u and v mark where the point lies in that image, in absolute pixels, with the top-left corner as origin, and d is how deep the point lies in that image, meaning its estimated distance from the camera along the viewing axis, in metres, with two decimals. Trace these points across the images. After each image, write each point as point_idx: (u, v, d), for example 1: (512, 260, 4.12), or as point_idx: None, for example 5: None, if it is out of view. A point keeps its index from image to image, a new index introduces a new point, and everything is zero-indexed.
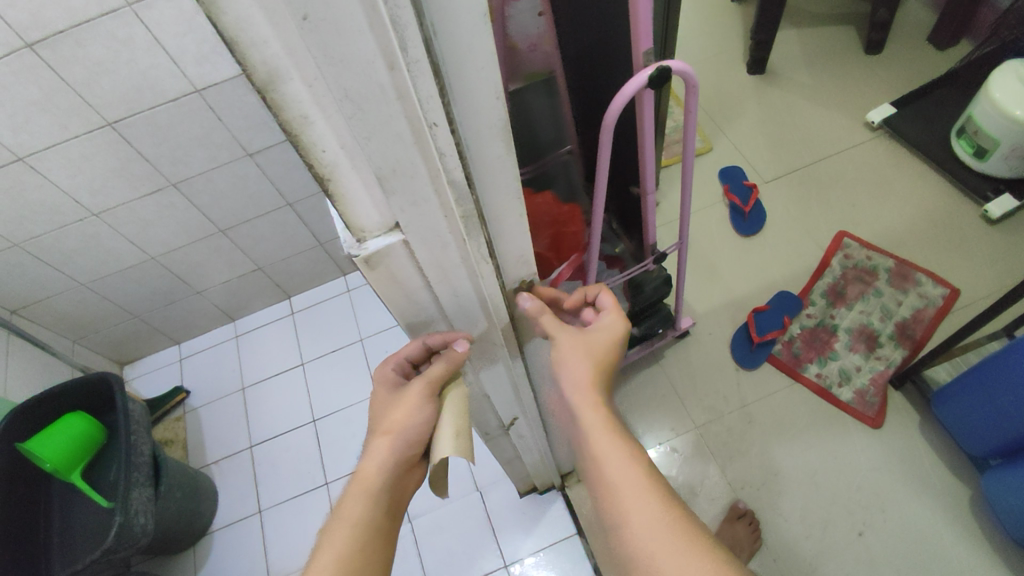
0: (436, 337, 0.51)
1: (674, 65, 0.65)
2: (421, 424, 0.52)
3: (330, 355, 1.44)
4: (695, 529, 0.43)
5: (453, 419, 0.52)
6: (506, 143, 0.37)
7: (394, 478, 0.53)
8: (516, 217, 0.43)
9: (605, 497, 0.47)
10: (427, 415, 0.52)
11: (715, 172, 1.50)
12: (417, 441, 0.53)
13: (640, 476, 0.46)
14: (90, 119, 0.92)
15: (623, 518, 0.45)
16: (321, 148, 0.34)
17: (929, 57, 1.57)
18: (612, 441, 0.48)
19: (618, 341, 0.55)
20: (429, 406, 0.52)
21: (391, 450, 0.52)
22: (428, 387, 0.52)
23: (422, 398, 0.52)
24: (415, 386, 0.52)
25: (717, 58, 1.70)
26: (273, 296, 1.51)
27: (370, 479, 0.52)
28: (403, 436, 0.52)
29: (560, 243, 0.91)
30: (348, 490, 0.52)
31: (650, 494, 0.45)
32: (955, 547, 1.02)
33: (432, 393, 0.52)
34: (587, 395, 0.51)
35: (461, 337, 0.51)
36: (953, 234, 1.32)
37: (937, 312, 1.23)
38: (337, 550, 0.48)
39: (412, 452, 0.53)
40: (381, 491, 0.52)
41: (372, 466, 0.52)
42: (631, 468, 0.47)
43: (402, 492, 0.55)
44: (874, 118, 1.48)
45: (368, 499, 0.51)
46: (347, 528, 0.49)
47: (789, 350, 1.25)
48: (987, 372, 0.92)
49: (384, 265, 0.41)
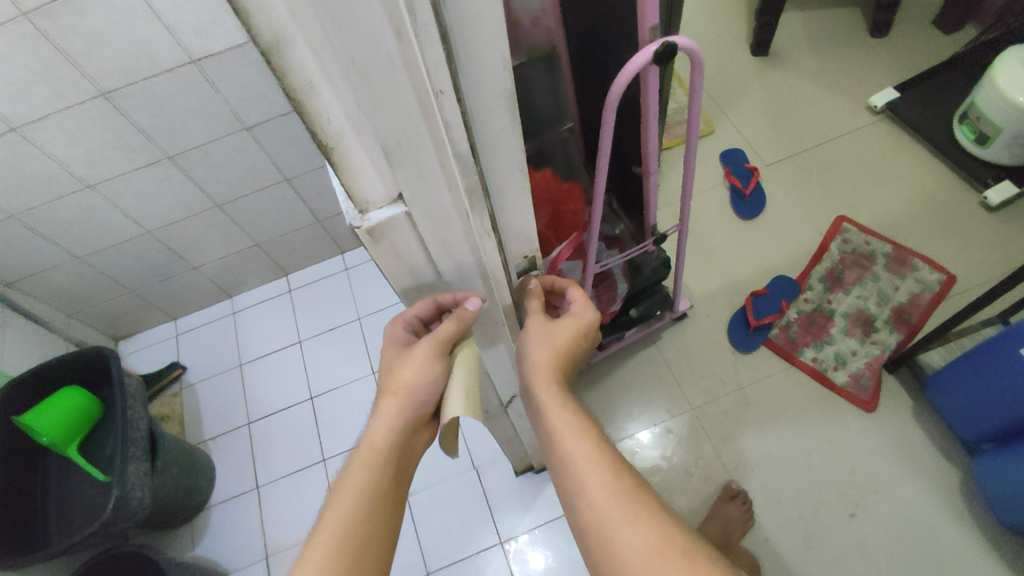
0: (447, 294, 0.49)
1: (681, 40, 0.63)
2: (431, 383, 0.52)
3: (328, 333, 1.44)
4: (644, 499, 0.43)
5: (464, 379, 0.52)
6: (512, 114, 0.36)
7: (402, 439, 0.52)
8: (519, 190, 0.43)
9: (567, 487, 0.45)
10: (437, 374, 0.52)
11: (716, 154, 1.49)
12: (428, 400, 0.53)
13: (599, 461, 0.45)
14: (85, 89, 0.91)
15: (576, 487, 0.45)
16: (326, 117, 0.32)
17: (933, 40, 1.56)
18: (566, 417, 0.49)
19: (583, 331, 0.55)
20: (438, 365, 0.52)
21: (399, 410, 0.52)
22: (439, 346, 0.51)
23: (432, 358, 0.52)
24: (426, 344, 0.51)
25: (721, 39, 1.68)
26: (270, 273, 1.50)
27: (376, 442, 0.51)
28: (412, 395, 0.52)
29: (559, 222, 0.89)
30: (354, 454, 0.51)
31: (604, 469, 0.45)
32: (942, 528, 1.04)
33: (442, 352, 0.52)
34: (545, 374, 0.52)
35: (472, 295, 0.49)
36: (952, 219, 1.32)
37: (934, 297, 1.24)
38: (343, 516, 0.47)
39: (421, 411, 0.53)
40: (389, 453, 0.51)
41: (380, 427, 0.51)
42: (590, 448, 0.46)
43: (410, 454, 0.54)
44: (877, 102, 1.47)
45: (376, 461, 0.50)
46: (354, 489, 0.48)
47: (786, 334, 1.25)
48: (985, 357, 0.92)
49: (386, 239, 0.40)
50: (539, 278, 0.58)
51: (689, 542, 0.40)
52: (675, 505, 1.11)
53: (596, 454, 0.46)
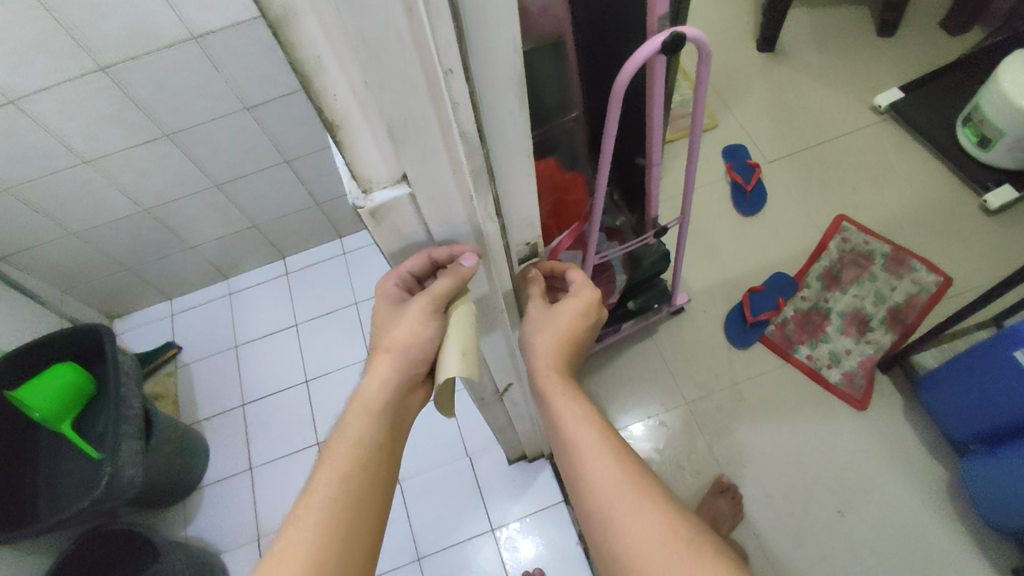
0: (441, 249, 0.44)
1: (689, 31, 0.63)
2: (424, 342, 0.50)
3: (324, 318, 1.43)
4: (648, 484, 0.44)
5: (460, 338, 0.48)
6: (520, 97, 0.36)
7: (396, 398, 0.52)
8: (524, 175, 0.43)
9: (573, 472, 0.47)
10: (431, 333, 0.49)
11: (718, 149, 1.48)
12: (421, 359, 0.51)
13: (605, 447, 0.46)
14: (85, 63, 0.89)
15: (582, 471, 0.46)
16: (332, 93, 0.32)
17: (939, 42, 1.56)
18: (573, 403, 0.50)
19: (584, 315, 0.54)
20: (433, 323, 0.49)
21: (392, 368, 0.50)
22: (433, 303, 0.48)
23: (426, 316, 0.49)
24: (419, 302, 0.48)
25: (727, 33, 1.67)
26: (268, 255, 1.49)
27: (371, 399, 0.51)
28: (406, 354, 0.50)
29: (561, 211, 0.88)
30: (349, 409, 0.51)
31: (610, 454, 0.46)
32: (928, 527, 1.05)
33: (436, 310, 0.49)
34: (550, 361, 0.53)
35: (469, 250, 0.44)
36: (951, 222, 1.32)
37: (930, 298, 1.24)
38: (337, 468, 0.48)
39: (416, 371, 0.52)
40: (383, 410, 0.51)
41: (374, 386, 0.51)
42: (595, 435, 0.47)
43: (404, 412, 0.54)
44: (880, 102, 1.46)
45: (370, 417, 0.51)
46: (347, 447, 0.49)
47: (782, 332, 1.26)
48: (981, 360, 0.92)
49: (388, 219, 0.40)
50: (541, 263, 0.57)
51: (691, 528, 0.41)
52: None
53: (601, 440, 0.47)
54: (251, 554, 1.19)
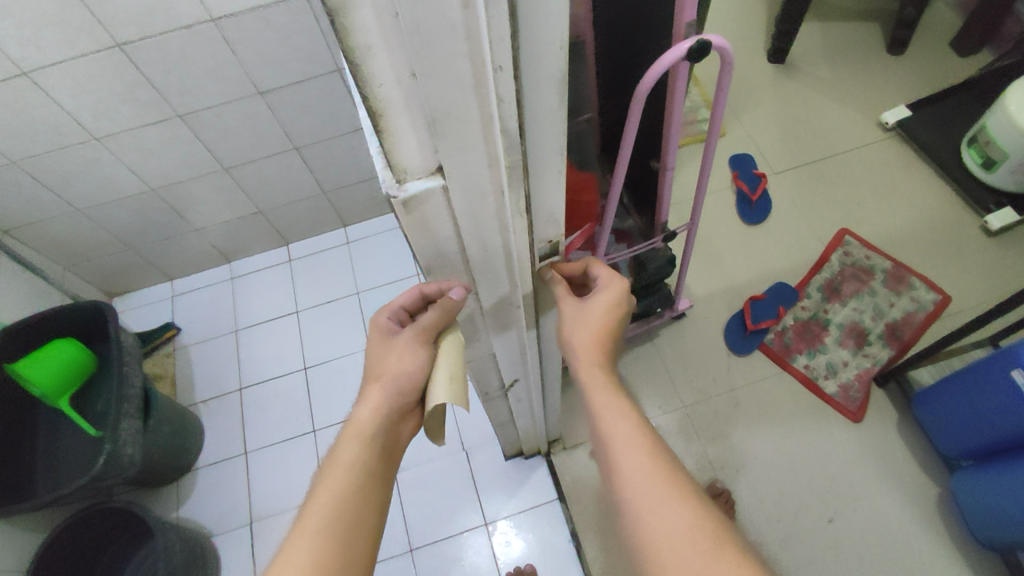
0: (431, 285, 0.52)
1: (715, 39, 0.63)
2: (414, 370, 0.54)
3: (326, 306, 1.44)
4: (680, 479, 0.46)
5: (447, 364, 0.53)
6: (561, 94, 0.36)
7: (387, 425, 0.55)
8: (555, 173, 0.43)
9: (606, 460, 0.49)
10: (420, 361, 0.54)
11: (726, 158, 1.49)
12: (411, 388, 0.55)
13: (637, 440, 0.48)
14: (100, 39, 0.89)
15: (615, 460, 0.48)
16: (378, 82, 0.32)
17: (949, 62, 1.57)
18: (612, 397, 0.52)
19: (619, 303, 0.56)
20: (421, 352, 0.54)
21: (383, 396, 0.54)
22: (422, 333, 0.54)
23: (415, 344, 0.54)
24: (409, 332, 0.54)
25: (740, 43, 1.68)
26: (272, 242, 1.49)
27: (364, 426, 0.54)
28: (396, 382, 0.55)
29: (573, 211, 0.86)
30: (343, 437, 0.54)
31: (644, 447, 0.48)
32: (917, 539, 1.07)
33: (424, 340, 0.54)
34: (591, 356, 0.55)
35: (457, 285, 0.51)
36: (952, 241, 1.34)
37: (928, 316, 1.26)
38: (333, 492, 0.50)
39: (406, 399, 0.55)
40: (375, 436, 0.54)
41: (366, 413, 0.54)
42: (631, 429, 0.49)
43: (396, 441, 0.57)
44: (888, 119, 1.48)
45: (363, 442, 0.53)
46: (343, 470, 0.51)
47: (780, 340, 1.27)
48: (974, 377, 0.94)
49: (419, 210, 0.41)
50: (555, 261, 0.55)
51: (718, 527, 0.43)
52: None
53: (636, 432, 0.49)
54: (243, 538, 1.19)
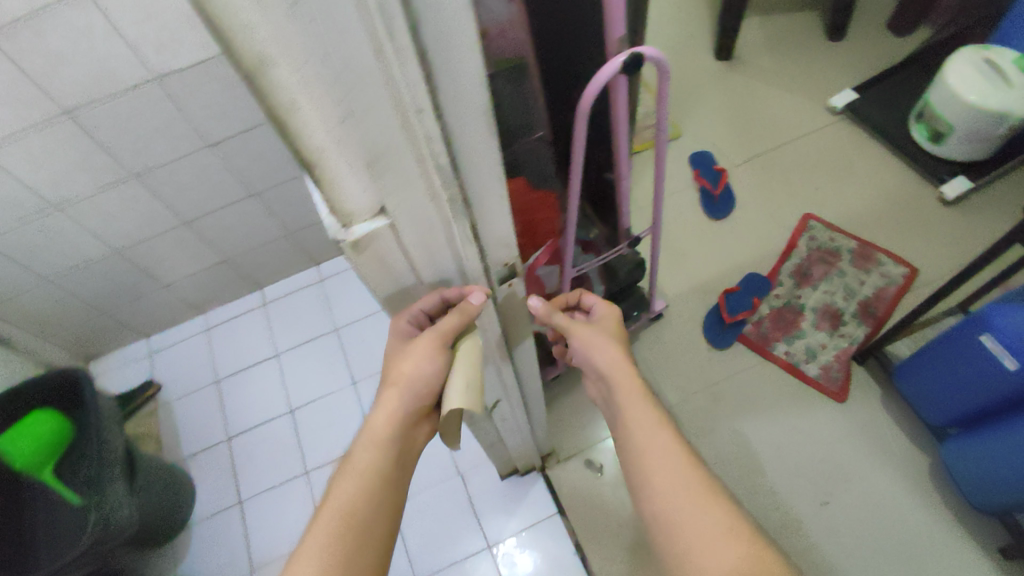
0: (453, 290, 0.50)
1: (647, 50, 0.64)
2: (429, 375, 0.53)
3: (305, 345, 1.43)
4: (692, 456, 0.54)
5: (465, 372, 0.51)
6: (489, 126, 0.37)
7: (403, 428, 0.55)
8: (497, 199, 0.44)
9: (626, 439, 0.57)
10: (436, 366, 0.52)
11: (685, 157, 1.52)
12: (426, 391, 0.54)
13: (654, 420, 0.56)
14: (46, 109, 0.89)
15: (636, 440, 0.55)
16: (308, 133, 0.32)
17: (887, 42, 1.62)
18: (634, 385, 0.59)
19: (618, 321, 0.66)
20: (438, 358, 0.52)
21: (398, 402, 0.54)
22: (438, 340, 0.51)
23: (431, 350, 0.51)
24: (427, 337, 0.51)
25: (685, 44, 1.72)
26: (244, 288, 1.48)
27: (380, 432, 0.54)
28: (411, 387, 0.53)
29: (533, 231, 0.89)
30: (359, 441, 0.55)
31: (663, 428, 0.56)
32: (913, 511, 1.08)
33: (442, 347, 0.52)
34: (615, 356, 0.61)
35: (477, 289, 0.50)
36: (912, 214, 1.37)
37: (897, 289, 1.28)
38: (345, 498, 0.52)
39: (421, 401, 0.54)
40: (389, 442, 0.55)
41: (381, 418, 0.54)
42: (649, 410, 0.57)
43: (412, 442, 0.57)
44: (837, 103, 1.52)
45: (377, 449, 0.54)
46: (356, 476, 0.53)
47: (758, 330, 1.29)
48: (949, 346, 0.96)
49: (369, 250, 0.41)
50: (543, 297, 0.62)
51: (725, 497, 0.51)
52: None
53: (653, 412, 0.57)
54: None
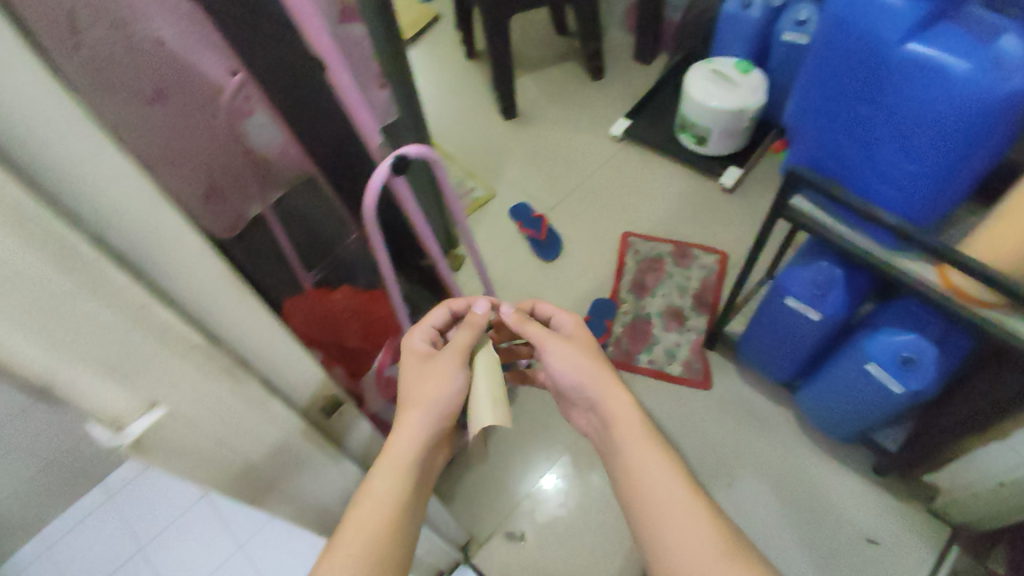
0: (459, 305, 0.82)
1: (412, 149, 0.68)
2: (454, 392, 0.70)
3: (173, 527, 1.27)
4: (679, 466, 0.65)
5: (485, 377, 0.71)
6: (241, 289, 0.36)
7: (420, 453, 0.64)
8: (287, 345, 0.43)
9: (620, 458, 0.68)
10: (460, 379, 0.71)
11: (506, 212, 1.60)
12: (448, 408, 0.69)
13: (640, 433, 0.68)
14: None
15: (627, 457, 0.66)
16: (28, 363, 0.29)
17: (638, 72, 1.86)
18: (620, 395, 0.71)
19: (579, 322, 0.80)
20: (461, 372, 0.71)
21: (421, 420, 0.67)
22: (460, 355, 0.72)
23: (456, 365, 0.72)
24: (451, 353, 0.72)
25: (474, 112, 1.84)
26: (80, 489, 1.29)
27: (399, 456, 0.63)
28: (435, 406, 0.68)
29: (372, 333, 1.01)
30: (377, 467, 0.61)
31: (647, 442, 0.67)
32: (797, 463, 1.19)
33: (463, 362, 0.72)
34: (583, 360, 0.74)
35: (480, 304, 0.79)
36: (707, 207, 1.56)
37: (717, 275, 1.43)
38: (364, 522, 0.57)
39: (442, 420, 0.68)
40: (408, 467, 0.62)
41: (403, 439, 0.64)
42: (635, 425, 0.68)
43: (428, 467, 0.67)
44: (616, 132, 1.70)
45: (398, 471, 0.61)
46: (379, 498, 0.59)
47: (619, 348, 1.36)
48: (767, 315, 1.09)
49: (157, 446, 0.38)
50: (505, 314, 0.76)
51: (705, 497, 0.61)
52: (585, 545, 1.13)
53: (643, 429, 0.68)
54: None
